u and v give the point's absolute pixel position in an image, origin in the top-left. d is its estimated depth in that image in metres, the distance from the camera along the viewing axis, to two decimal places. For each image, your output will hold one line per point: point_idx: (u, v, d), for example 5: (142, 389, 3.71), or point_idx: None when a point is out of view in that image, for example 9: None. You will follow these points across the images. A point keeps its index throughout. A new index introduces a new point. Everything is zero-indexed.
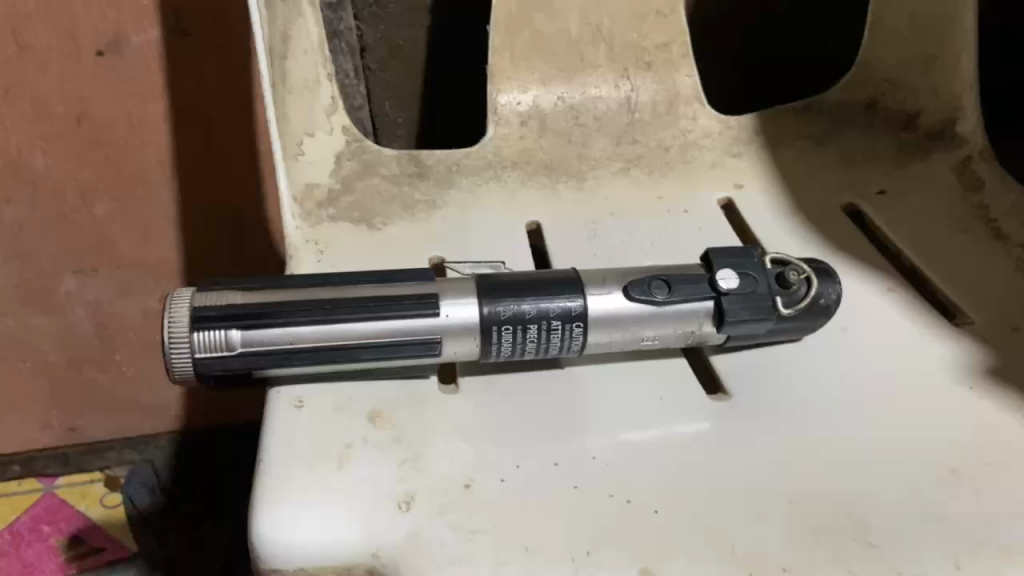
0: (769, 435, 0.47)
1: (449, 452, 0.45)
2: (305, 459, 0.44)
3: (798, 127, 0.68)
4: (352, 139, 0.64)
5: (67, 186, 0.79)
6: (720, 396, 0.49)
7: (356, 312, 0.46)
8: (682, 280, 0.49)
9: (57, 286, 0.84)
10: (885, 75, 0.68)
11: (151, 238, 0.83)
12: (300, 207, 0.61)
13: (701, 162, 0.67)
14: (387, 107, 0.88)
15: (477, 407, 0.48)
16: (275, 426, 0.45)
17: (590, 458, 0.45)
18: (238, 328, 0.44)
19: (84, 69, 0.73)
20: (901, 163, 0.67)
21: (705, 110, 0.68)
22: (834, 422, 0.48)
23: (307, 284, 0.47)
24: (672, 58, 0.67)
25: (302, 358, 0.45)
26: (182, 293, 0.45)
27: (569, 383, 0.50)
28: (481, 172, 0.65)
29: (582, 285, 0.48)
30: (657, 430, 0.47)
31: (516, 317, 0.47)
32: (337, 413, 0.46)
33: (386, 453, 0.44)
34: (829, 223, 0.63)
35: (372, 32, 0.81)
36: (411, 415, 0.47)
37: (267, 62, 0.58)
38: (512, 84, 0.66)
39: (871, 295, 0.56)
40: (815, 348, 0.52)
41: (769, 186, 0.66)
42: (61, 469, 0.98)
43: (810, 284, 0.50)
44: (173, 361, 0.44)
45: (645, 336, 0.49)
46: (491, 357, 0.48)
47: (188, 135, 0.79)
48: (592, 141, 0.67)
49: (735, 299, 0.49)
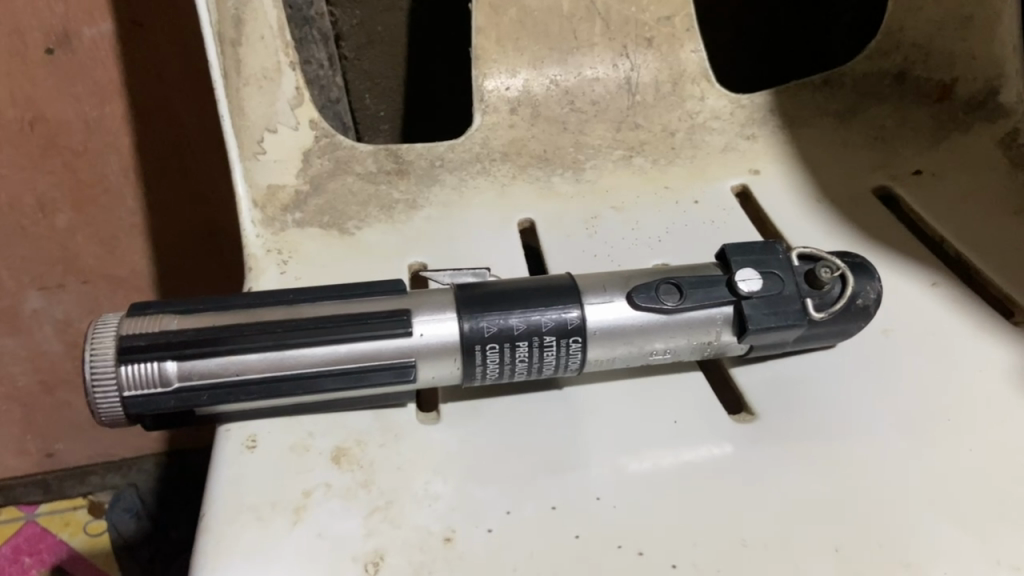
0: (802, 465, 0.40)
1: (426, 498, 0.38)
2: (256, 514, 0.37)
3: (819, 104, 0.61)
4: (322, 133, 0.57)
5: (24, 196, 0.72)
6: (745, 417, 0.43)
7: (313, 336, 0.39)
8: (696, 283, 0.42)
9: (22, 304, 0.78)
10: (914, 40, 0.61)
11: (119, 249, 0.77)
12: (260, 212, 0.54)
13: (711, 146, 0.60)
14: (368, 100, 0.81)
15: (460, 439, 0.41)
16: (223, 472, 0.38)
17: (594, 499, 0.38)
18: (173, 359, 0.38)
19: (32, 69, 0.66)
20: (938, 140, 0.59)
21: (714, 89, 0.61)
22: (878, 447, 0.41)
23: (256, 303, 0.40)
24: (675, 33, 0.60)
25: (250, 392, 0.39)
26: (109, 319, 0.39)
27: (568, 407, 0.43)
28: (467, 166, 0.58)
29: (579, 293, 0.42)
30: (669, 460, 0.40)
31: (502, 334, 0.40)
32: (296, 454, 0.40)
33: (352, 501, 0.38)
34: (861, 212, 0.56)
35: (346, 17, 0.75)
36: (383, 452, 0.40)
37: (217, 50, 0.51)
38: (499, 67, 0.59)
39: (915, 292, 0.49)
40: (851, 357, 0.45)
41: (789, 171, 0.59)
42: (42, 496, 0.91)
43: (846, 282, 0.42)
44: (99, 402, 0.37)
45: (655, 350, 0.42)
46: (476, 380, 0.41)
47: (150, 137, 0.72)
48: (590, 127, 0.60)
49: (757, 303, 0.42)
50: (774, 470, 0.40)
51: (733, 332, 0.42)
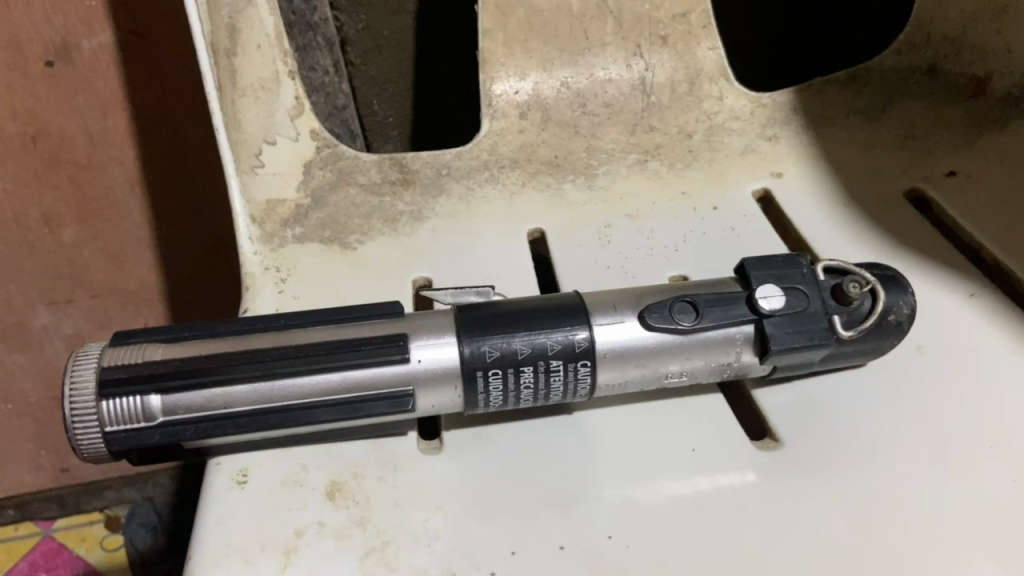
0: (830, 500, 0.38)
1: (426, 537, 0.36)
2: (243, 557, 0.35)
3: (845, 101, 0.58)
4: (323, 144, 0.54)
5: (29, 212, 0.69)
6: (770, 444, 0.40)
7: (305, 365, 0.37)
8: (713, 300, 0.39)
9: (30, 320, 0.73)
10: (946, 33, 0.58)
11: (126, 261, 0.73)
12: (258, 228, 0.52)
13: (731, 149, 0.57)
14: (376, 106, 0.79)
15: (462, 471, 0.38)
16: (211, 510, 0.37)
17: (605, 538, 0.36)
18: (157, 392, 0.36)
19: (31, 82, 0.64)
20: (973, 139, 0.56)
21: (733, 87, 0.58)
22: (911, 478, 0.39)
23: (245, 329, 0.38)
24: (692, 30, 0.57)
25: (239, 424, 0.37)
26: (91, 349, 0.37)
27: (578, 433, 0.40)
28: (476, 173, 0.55)
29: (587, 313, 0.39)
30: (686, 491, 0.38)
31: (506, 359, 0.37)
32: (289, 489, 0.38)
33: (346, 541, 0.36)
34: (891, 216, 0.53)
35: (351, 22, 0.72)
36: (381, 486, 0.38)
37: (212, 60, 0.49)
38: (507, 71, 0.56)
39: (951, 306, 0.46)
40: (879, 378, 0.43)
41: (814, 173, 0.56)
42: (59, 511, 0.85)
43: (876, 297, 0.39)
44: (80, 438, 0.36)
45: (670, 372, 0.40)
46: (480, 408, 0.39)
47: (153, 151, 0.69)
48: (602, 130, 0.57)
49: (780, 322, 0.39)
50: (800, 503, 0.38)
51: (755, 353, 0.40)
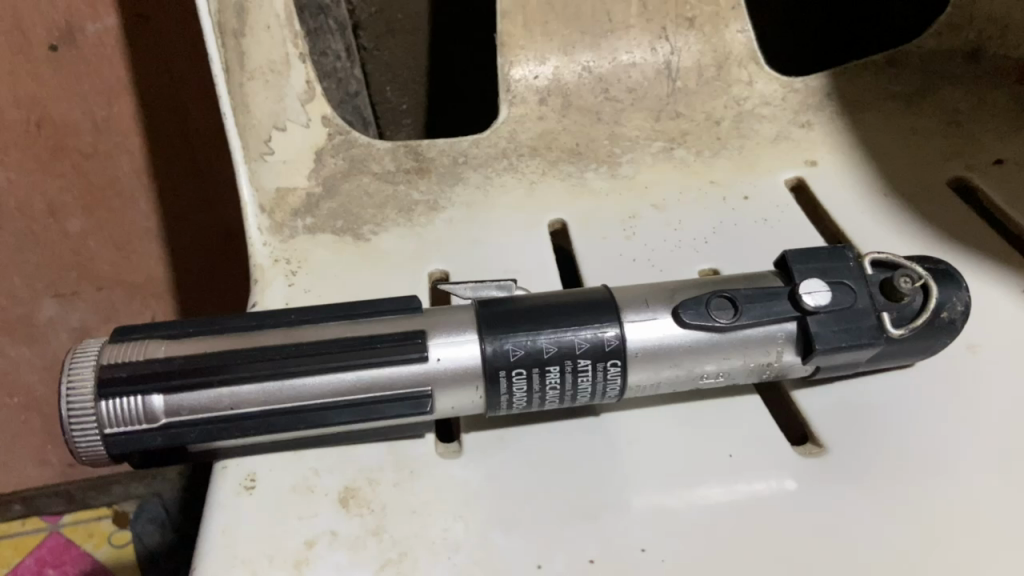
0: (880, 511, 0.35)
1: (446, 548, 0.34)
2: (251, 569, 0.33)
3: (884, 86, 0.55)
4: (335, 130, 0.52)
5: (33, 203, 0.66)
6: (813, 451, 0.38)
7: (316, 364, 0.35)
8: (753, 296, 0.36)
9: (36, 313, 0.71)
10: (990, 14, 0.55)
11: (133, 253, 0.71)
12: (268, 218, 0.50)
13: (762, 136, 0.54)
14: (388, 92, 0.76)
15: (484, 477, 0.36)
16: (216, 519, 0.34)
17: (639, 551, 0.34)
18: (159, 392, 0.34)
19: (35, 67, 0.62)
20: (1021, 124, 0.53)
21: (763, 72, 0.55)
22: (968, 487, 0.36)
23: (253, 325, 0.36)
24: (719, 12, 0.55)
25: (247, 426, 0.34)
26: (89, 346, 0.35)
27: (606, 436, 0.38)
28: (494, 161, 0.53)
29: (617, 309, 0.36)
30: (724, 499, 0.36)
31: (532, 357, 0.35)
32: (300, 496, 0.35)
33: (361, 554, 0.34)
34: (935, 207, 0.50)
35: (364, 5, 0.69)
36: (398, 493, 0.36)
37: (217, 40, 0.46)
38: (527, 54, 0.54)
39: (1003, 303, 0.43)
40: (928, 379, 0.40)
41: (851, 161, 0.53)
42: (66, 506, 0.81)
43: (928, 293, 0.37)
44: (78, 441, 0.33)
45: (706, 373, 0.37)
46: (502, 410, 0.37)
47: (160, 138, 0.67)
48: (626, 117, 0.54)
49: (825, 320, 0.36)
50: (847, 514, 0.35)
51: (798, 352, 0.37)
